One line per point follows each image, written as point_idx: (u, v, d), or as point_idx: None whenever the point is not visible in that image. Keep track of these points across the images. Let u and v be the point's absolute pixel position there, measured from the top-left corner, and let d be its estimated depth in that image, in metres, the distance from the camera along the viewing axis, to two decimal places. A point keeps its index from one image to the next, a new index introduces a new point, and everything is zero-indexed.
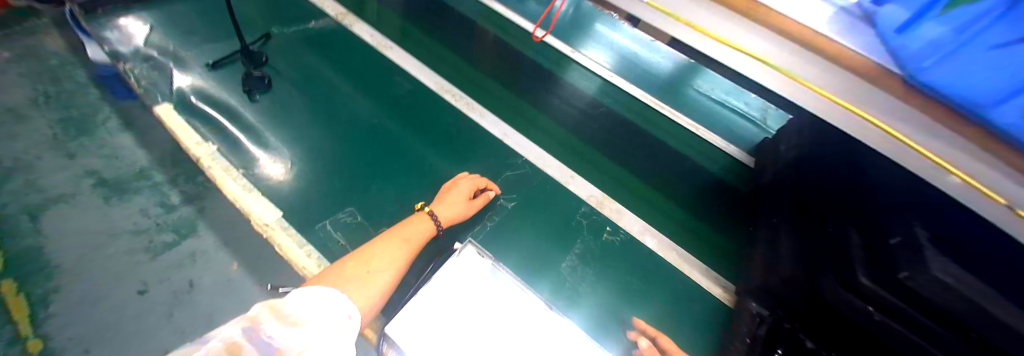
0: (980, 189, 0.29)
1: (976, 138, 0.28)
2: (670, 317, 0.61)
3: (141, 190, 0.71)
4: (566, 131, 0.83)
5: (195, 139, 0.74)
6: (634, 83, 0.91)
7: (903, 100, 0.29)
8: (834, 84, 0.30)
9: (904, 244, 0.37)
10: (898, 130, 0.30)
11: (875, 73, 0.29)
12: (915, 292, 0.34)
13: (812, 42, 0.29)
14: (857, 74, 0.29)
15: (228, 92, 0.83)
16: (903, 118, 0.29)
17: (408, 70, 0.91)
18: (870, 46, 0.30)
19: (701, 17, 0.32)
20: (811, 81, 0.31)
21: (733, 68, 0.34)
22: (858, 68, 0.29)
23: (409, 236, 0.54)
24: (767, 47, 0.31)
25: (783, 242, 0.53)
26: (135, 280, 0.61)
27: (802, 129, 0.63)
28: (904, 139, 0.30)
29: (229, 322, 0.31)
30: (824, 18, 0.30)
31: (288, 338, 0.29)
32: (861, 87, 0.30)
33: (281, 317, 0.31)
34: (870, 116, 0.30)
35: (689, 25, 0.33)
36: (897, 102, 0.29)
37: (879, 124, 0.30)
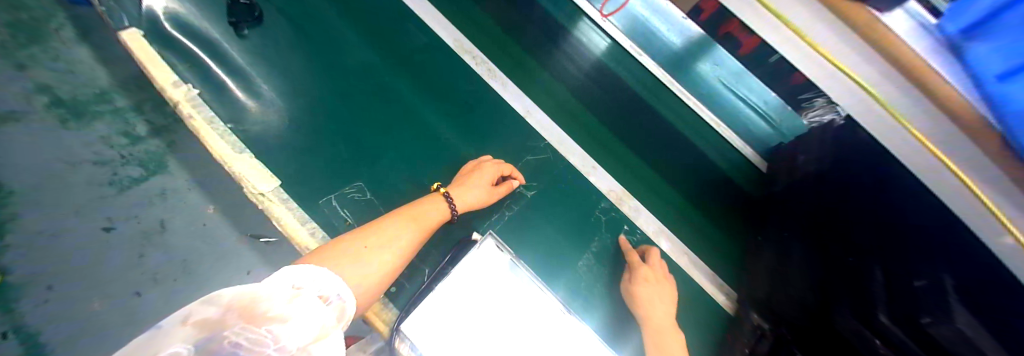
0: None
1: None
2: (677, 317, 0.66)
3: (102, 115, 0.63)
4: (591, 113, 0.76)
5: (171, 79, 0.63)
6: (660, 63, 0.73)
7: (999, 163, 0.26)
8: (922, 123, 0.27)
9: (930, 288, 0.38)
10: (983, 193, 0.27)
11: (973, 123, 0.26)
12: (932, 338, 0.35)
13: (919, 71, 0.26)
14: (955, 121, 0.26)
15: (210, 22, 0.72)
16: (977, 171, 0.27)
17: (423, 17, 0.78)
18: (965, 85, 0.27)
19: (819, 32, 0.27)
20: (914, 124, 0.27)
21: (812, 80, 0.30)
22: (953, 109, 0.26)
23: (418, 216, 0.50)
24: (864, 69, 0.26)
25: (796, 260, 0.54)
26: (99, 217, 0.57)
27: (824, 135, 0.54)
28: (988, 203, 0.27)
29: (163, 333, 0.23)
30: (914, 42, 0.27)
31: (271, 340, 0.26)
32: (944, 128, 0.27)
33: (250, 318, 0.26)
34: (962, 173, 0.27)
35: (806, 41, 0.27)
36: (994, 166, 0.26)
37: (971, 186, 0.27)
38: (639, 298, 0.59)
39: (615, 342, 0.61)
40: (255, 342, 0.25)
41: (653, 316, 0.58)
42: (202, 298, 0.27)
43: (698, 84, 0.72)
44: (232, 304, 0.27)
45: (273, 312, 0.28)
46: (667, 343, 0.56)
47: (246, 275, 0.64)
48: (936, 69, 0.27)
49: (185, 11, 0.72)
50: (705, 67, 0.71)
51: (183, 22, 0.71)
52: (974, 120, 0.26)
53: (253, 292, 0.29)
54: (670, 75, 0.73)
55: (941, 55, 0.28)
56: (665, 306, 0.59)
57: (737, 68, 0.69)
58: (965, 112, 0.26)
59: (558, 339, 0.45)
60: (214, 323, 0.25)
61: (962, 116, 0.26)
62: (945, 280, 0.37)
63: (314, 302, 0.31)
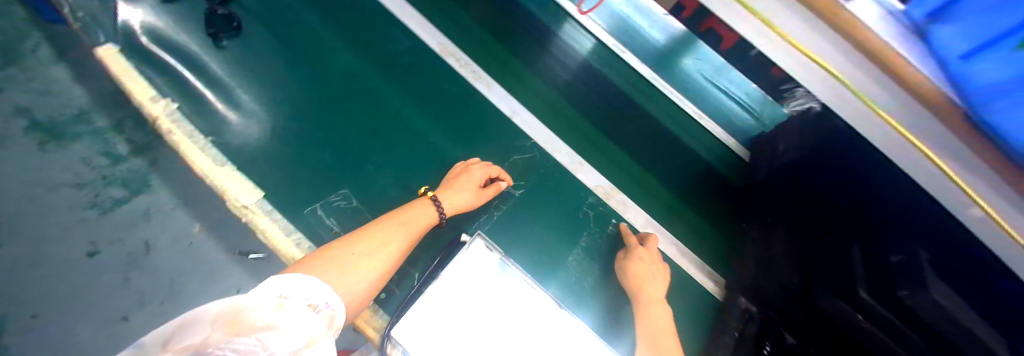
0: (1000, 224, 0.29)
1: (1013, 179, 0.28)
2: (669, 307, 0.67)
3: (80, 136, 0.62)
4: (575, 110, 0.77)
5: (150, 94, 0.63)
6: (644, 59, 0.74)
7: (956, 133, 0.28)
8: (889, 101, 0.28)
9: (907, 262, 0.40)
10: (945, 162, 0.29)
11: (935, 98, 0.28)
12: (910, 309, 0.38)
13: (883, 55, 0.27)
14: (915, 96, 0.28)
15: (188, 35, 0.71)
16: (937, 143, 0.28)
17: (405, 22, 0.78)
18: (926, 65, 0.29)
19: (784, 20, 0.28)
20: (876, 101, 0.28)
21: (786, 71, 0.30)
22: (914, 85, 0.27)
23: (410, 221, 0.51)
24: (830, 52, 0.27)
25: (779, 243, 0.55)
26: (80, 241, 0.58)
27: (804, 122, 0.55)
28: (948, 172, 0.29)
29: None
30: (880, 24, 0.28)
31: (263, 347, 0.26)
32: (905, 102, 0.28)
33: (238, 331, 0.26)
34: (923, 145, 0.29)
35: (770, 27, 0.28)
36: (952, 137, 0.28)
37: (934, 159, 0.29)
38: (636, 271, 0.60)
39: (608, 336, 0.61)
40: (243, 352, 0.24)
41: (647, 289, 0.59)
42: (184, 319, 0.26)
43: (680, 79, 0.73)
44: (216, 321, 0.26)
45: (261, 323, 0.27)
46: (655, 311, 0.56)
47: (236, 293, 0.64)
48: (895, 49, 0.28)
49: (162, 24, 0.71)
50: (688, 63, 0.70)
51: (161, 35, 0.70)
52: (931, 95, 0.27)
53: (235, 306, 0.28)
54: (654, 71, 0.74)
55: (906, 37, 0.29)
56: (660, 281, 0.60)
57: (720, 62, 0.66)
58: (923, 87, 0.27)
59: (553, 335, 0.45)
60: (199, 340, 0.24)
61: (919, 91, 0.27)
62: (922, 256, 0.39)
63: (302, 311, 0.31)
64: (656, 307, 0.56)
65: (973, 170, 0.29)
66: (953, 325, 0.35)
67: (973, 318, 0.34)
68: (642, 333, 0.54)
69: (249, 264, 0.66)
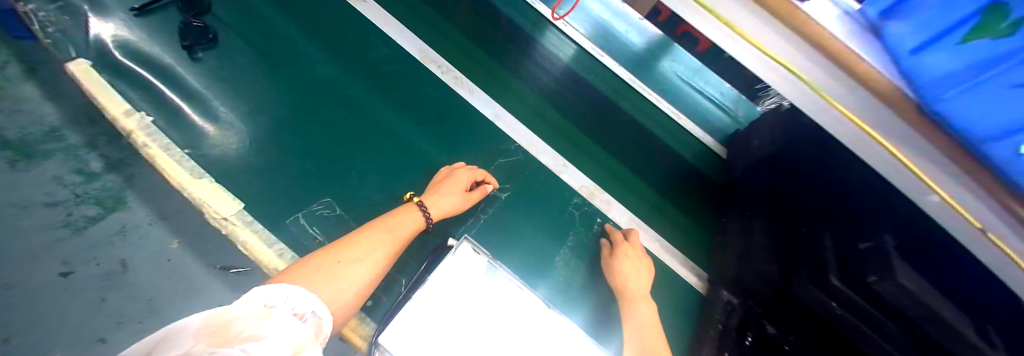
0: (954, 207, 0.31)
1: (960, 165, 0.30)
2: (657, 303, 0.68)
3: (52, 153, 0.58)
4: (558, 113, 0.78)
5: (124, 107, 0.62)
6: (623, 63, 0.79)
7: (907, 123, 0.30)
8: (849, 98, 0.30)
9: (873, 249, 0.42)
10: (899, 150, 0.30)
11: (885, 91, 0.29)
12: (877, 293, 0.39)
13: (840, 53, 0.29)
14: (873, 90, 0.29)
15: (163, 48, 0.70)
16: (890, 132, 0.30)
17: (386, 30, 0.78)
18: (877, 59, 0.31)
19: (745, 23, 0.29)
20: (832, 95, 0.30)
21: (748, 68, 0.31)
22: (868, 80, 0.29)
23: (396, 227, 0.50)
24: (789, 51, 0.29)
25: (758, 235, 0.57)
26: (55, 262, 0.52)
27: (776, 117, 0.61)
28: (903, 159, 0.30)
29: None
30: (832, 21, 0.30)
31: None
32: (860, 97, 0.30)
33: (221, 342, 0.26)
34: (876, 135, 0.30)
35: (733, 30, 0.29)
36: (901, 127, 0.30)
37: (890, 148, 0.30)
38: (620, 268, 0.61)
39: (599, 335, 0.61)
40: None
41: (631, 286, 0.60)
42: (168, 330, 0.26)
43: (659, 81, 0.79)
44: (201, 332, 0.26)
45: (247, 333, 0.27)
46: (637, 309, 0.57)
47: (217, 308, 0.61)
48: (847, 45, 0.30)
49: (136, 37, 0.70)
50: (666, 65, 0.80)
51: (134, 49, 0.69)
52: (886, 89, 0.29)
53: (221, 315, 0.28)
54: (631, 74, 0.79)
55: (860, 34, 0.31)
56: (643, 277, 0.61)
57: (694, 64, 0.80)
58: (879, 82, 0.29)
59: (541, 334, 0.46)
60: (184, 350, 0.24)
61: (879, 88, 0.29)
62: (888, 243, 0.41)
63: (289, 319, 0.31)
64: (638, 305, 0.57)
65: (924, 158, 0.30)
66: (917, 305, 0.38)
67: (935, 299, 0.38)
68: (630, 329, 0.55)
69: (230, 278, 0.67)
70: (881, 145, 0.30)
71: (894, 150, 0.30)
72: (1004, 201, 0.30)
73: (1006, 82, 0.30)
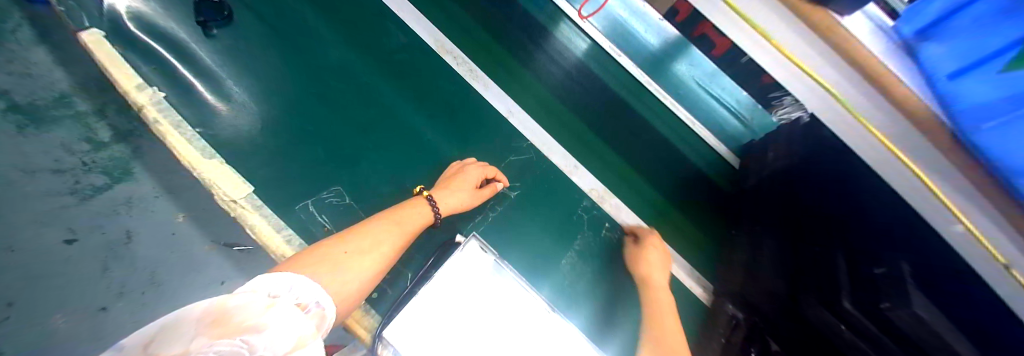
0: (974, 232, 0.30)
1: (992, 196, 0.29)
2: None
3: (61, 120, 0.59)
4: (571, 110, 0.77)
5: (136, 82, 0.60)
6: (638, 63, 0.73)
7: (937, 145, 0.29)
8: (885, 120, 0.29)
9: (888, 275, 0.41)
10: (927, 175, 0.30)
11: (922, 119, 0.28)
12: (889, 320, 0.39)
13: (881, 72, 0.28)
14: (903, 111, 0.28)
15: (177, 22, 0.69)
16: (924, 159, 0.29)
17: (403, 16, 0.77)
18: (918, 85, 0.30)
19: (786, 35, 0.28)
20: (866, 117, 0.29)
21: (782, 83, 0.30)
22: (903, 102, 0.28)
23: (405, 220, 0.50)
24: (828, 69, 0.28)
25: (768, 251, 0.57)
26: (60, 228, 0.54)
27: (792, 132, 0.57)
28: (931, 185, 0.30)
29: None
30: (874, 41, 0.29)
31: (253, 346, 0.26)
32: (897, 120, 0.29)
33: (222, 332, 0.25)
34: (906, 157, 0.29)
35: (771, 43, 0.28)
36: (931, 147, 0.29)
37: (913, 168, 0.29)
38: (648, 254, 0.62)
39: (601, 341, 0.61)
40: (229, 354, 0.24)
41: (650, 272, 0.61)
42: (173, 316, 0.26)
43: (675, 85, 0.74)
44: (203, 321, 0.26)
45: (249, 322, 0.27)
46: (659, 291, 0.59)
47: (219, 286, 0.62)
48: (884, 63, 0.29)
49: (150, 10, 0.68)
50: (682, 68, 0.73)
51: (148, 22, 0.68)
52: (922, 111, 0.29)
53: (224, 303, 0.28)
54: (649, 76, 0.73)
55: (897, 54, 0.30)
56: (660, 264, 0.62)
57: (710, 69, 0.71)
58: (917, 103, 0.29)
59: (544, 339, 0.46)
60: (182, 346, 0.23)
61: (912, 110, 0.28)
62: (904, 269, 0.40)
63: (292, 311, 0.31)
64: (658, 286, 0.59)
65: (954, 187, 0.30)
66: (927, 332, 0.36)
67: (948, 330, 0.36)
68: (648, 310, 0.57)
69: (233, 255, 0.66)
70: (912, 172, 0.30)
71: (931, 184, 0.30)
72: None
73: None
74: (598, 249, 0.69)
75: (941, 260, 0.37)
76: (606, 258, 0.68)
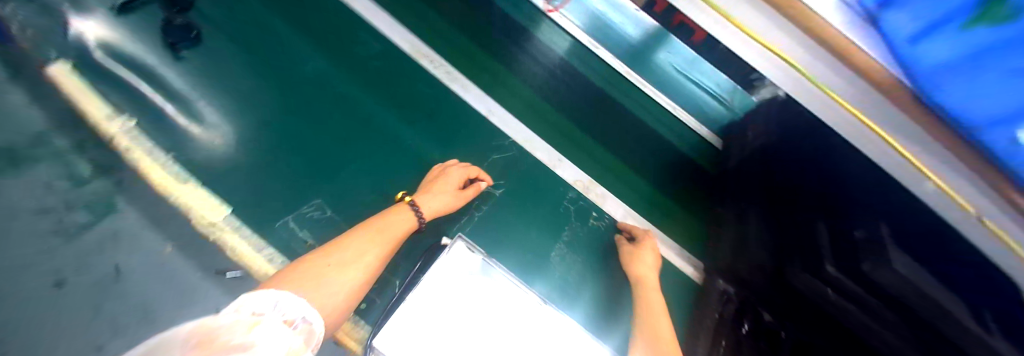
0: (946, 191, 0.31)
1: (956, 152, 0.30)
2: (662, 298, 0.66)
3: (40, 158, 0.55)
4: (550, 104, 0.79)
5: (107, 113, 0.62)
6: (616, 55, 0.74)
7: (910, 115, 0.29)
8: (849, 91, 0.28)
9: (867, 239, 0.44)
10: (898, 141, 0.30)
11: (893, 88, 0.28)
12: (871, 280, 0.42)
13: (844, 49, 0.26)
14: (875, 84, 0.27)
15: (147, 49, 0.68)
16: (897, 126, 0.29)
17: (377, 24, 0.78)
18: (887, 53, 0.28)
19: (743, 11, 0.27)
20: (832, 88, 0.28)
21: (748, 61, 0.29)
22: (874, 75, 0.27)
23: (388, 228, 0.49)
24: (788, 43, 0.27)
25: (754, 226, 0.59)
26: (47, 270, 0.50)
27: (769, 111, 0.58)
28: (908, 155, 0.30)
29: None
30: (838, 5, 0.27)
31: None
32: (863, 89, 0.28)
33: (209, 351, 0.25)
34: (881, 131, 0.30)
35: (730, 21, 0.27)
36: (905, 120, 0.29)
37: (885, 136, 0.30)
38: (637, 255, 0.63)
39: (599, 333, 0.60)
40: None
41: (641, 267, 0.61)
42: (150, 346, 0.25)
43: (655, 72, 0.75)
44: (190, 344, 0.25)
45: (236, 341, 0.27)
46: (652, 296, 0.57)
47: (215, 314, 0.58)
48: (853, 30, 0.27)
49: (119, 41, 0.68)
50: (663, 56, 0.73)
51: (120, 52, 0.67)
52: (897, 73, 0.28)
53: (211, 325, 0.28)
54: (628, 67, 0.75)
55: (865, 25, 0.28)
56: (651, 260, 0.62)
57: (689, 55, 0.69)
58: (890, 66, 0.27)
59: (537, 331, 0.47)
60: None
61: (879, 80, 0.27)
62: (882, 230, 0.42)
63: (278, 327, 0.30)
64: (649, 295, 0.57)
65: (926, 151, 0.30)
66: (903, 284, 0.40)
67: (924, 281, 0.39)
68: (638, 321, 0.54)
69: (228, 283, 0.60)
70: (883, 139, 0.30)
71: (901, 147, 0.30)
72: (1004, 191, 0.30)
73: (995, 68, 0.27)
74: (588, 239, 0.69)
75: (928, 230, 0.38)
76: (597, 246, 0.69)
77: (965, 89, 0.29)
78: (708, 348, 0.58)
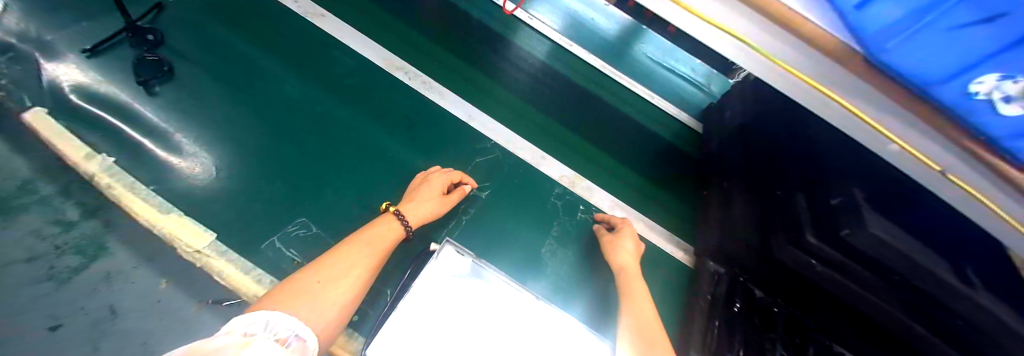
0: (914, 154, 0.32)
1: (917, 110, 0.32)
2: (656, 284, 0.67)
3: (28, 206, 0.56)
4: (529, 104, 0.81)
5: (85, 152, 0.60)
6: (594, 52, 0.88)
7: (868, 82, 0.30)
8: (799, 59, 0.29)
9: (844, 204, 0.43)
10: (860, 109, 0.31)
11: (847, 56, 0.29)
12: (851, 245, 0.42)
13: (793, 21, 0.26)
14: (826, 55, 0.29)
15: (119, 86, 0.68)
16: (856, 92, 0.31)
17: (350, 43, 0.80)
18: (840, 21, 0.28)
19: None
20: (788, 62, 0.29)
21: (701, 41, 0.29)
22: (830, 50, 0.28)
23: (373, 240, 0.50)
24: (742, 22, 0.27)
25: (737, 204, 0.58)
26: (42, 316, 0.49)
27: (743, 91, 0.67)
28: (868, 120, 0.32)
29: None
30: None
31: None
32: (809, 55, 0.29)
33: None
34: (842, 100, 0.31)
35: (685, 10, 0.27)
36: (863, 86, 0.31)
37: (847, 106, 0.31)
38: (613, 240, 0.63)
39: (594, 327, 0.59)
40: None
41: (618, 258, 0.61)
42: None
43: (632, 66, 0.89)
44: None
45: None
46: (631, 280, 0.56)
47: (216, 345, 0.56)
48: (808, 8, 0.27)
49: (93, 81, 0.67)
50: (637, 48, 0.92)
51: (92, 91, 0.67)
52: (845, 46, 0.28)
53: (201, 346, 0.28)
54: (604, 62, 0.87)
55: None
56: (629, 253, 0.61)
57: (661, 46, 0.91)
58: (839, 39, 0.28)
59: (532, 323, 0.48)
60: None
61: (833, 51, 0.28)
62: (858, 196, 0.42)
63: (270, 345, 0.31)
64: (630, 281, 0.56)
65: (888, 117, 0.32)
66: (889, 252, 0.41)
67: (908, 246, 0.41)
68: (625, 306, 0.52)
69: (223, 312, 0.59)
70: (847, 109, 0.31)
71: (851, 107, 0.31)
72: (956, 139, 0.32)
73: (948, 25, 0.27)
74: (577, 233, 0.70)
75: (897, 189, 0.44)
76: (588, 238, 0.69)
77: (919, 53, 0.29)
78: (701, 332, 0.55)
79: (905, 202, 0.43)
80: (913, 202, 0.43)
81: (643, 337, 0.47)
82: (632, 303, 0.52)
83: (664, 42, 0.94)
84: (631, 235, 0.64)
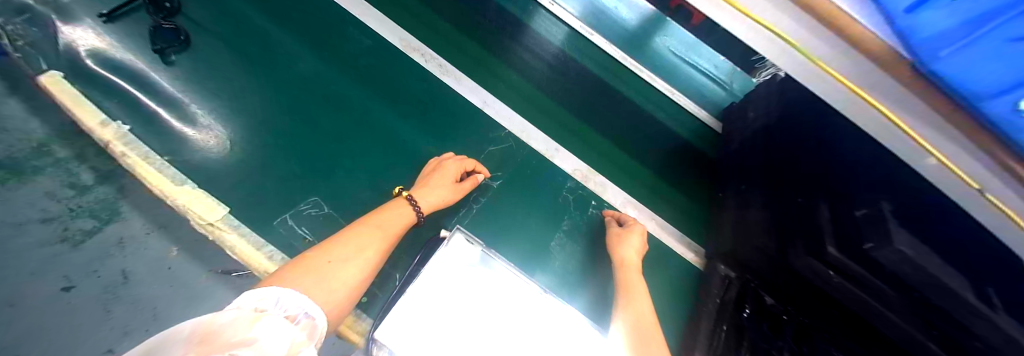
0: (960, 176, 0.29)
1: (966, 130, 0.28)
2: (661, 283, 0.67)
3: (42, 169, 0.57)
4: (545, 93, 0.79)
5: (99, 118, 0.60)
6: (615, 43, 0.85)
7: (921, 97, 0.27)
8: (852, 71, 0.26)
9: (870, 216, 0.41)
10: (905, 121, 0.28)
11: (897, 66, 0.26)
12: (875, 259, 0.40)
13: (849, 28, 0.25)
14: (876, 62, 0.26)
15: (135, 53, 0.67)
16: (903, 106, 0.27)
17: (365, 21, 0.78)
18: (887, 27, 0.26)
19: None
20: (840, 71, 0.26)
21: (745, 43, 0.27)
22: (879, 53, 0.26)
23: (384, 224, 0.49)
24: (796, 29, 0.25)
25: (754, 210, 0.58)
26: (56, 275, 0.52)
27: (770, 89, 0.65)
28: (913, 133, 0.28)
29: None
30: None
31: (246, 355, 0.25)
32: (867, 70, 0.26)
33: (211, 347, 0.25)
34: (890, 113, 0.27)
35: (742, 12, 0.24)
36: (916, 102, 0.27)
37: (902, 126, 0.28)
38: (616, 236, 0.62)
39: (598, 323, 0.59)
40: None
41: (621, 254, 0.60)
42: (152, 339, 0.25)
43: (653, 59, 0.86)
44: (190, 340, 0.25)
45: (237, 338, 0.27)
46: (631, 280, 0.55)
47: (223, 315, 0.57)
48: (857, 11, 0.25)
49: (108, 47, 0.67)
50: (659, 41, 0.89)
51: (107, 57, 0.66)
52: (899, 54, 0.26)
53: (212, 321, 0.27)
54: (625, 53, 0.85)
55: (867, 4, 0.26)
56: (633, 250, 0.60)
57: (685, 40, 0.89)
58: (896, 46, 0.26)
59: (538, 316, 0.48)
60: None
61: (883, 59, 0.26)
62: (886, 208, 0.41)
63: (281, 322, 0.31)
64: (630, 278, 0.55)
65: (943, 138, 0.28)
66: (911, 269, 0.39)
67: (934, 264, 0.39)
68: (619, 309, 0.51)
69: (231, 280, 0.60)
70: (901, 129, 0.28)
71: (899, 120, 0.27)
72: (1007, 164, 0.28)
73: (1001, 37, 0.26)
74: (588, 228, 0.69)
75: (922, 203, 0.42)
76: (598, 233, 0.68)
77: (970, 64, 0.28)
78: (707, 337, 0.57)
79: (932, 217, 0.42)
80: (936, 218, 0.42)
81: (640, 332, 0.47)
82: (630, 301, 0.51)
83: (687, 35, 0.91)
84: (640, 231, 0.63)
